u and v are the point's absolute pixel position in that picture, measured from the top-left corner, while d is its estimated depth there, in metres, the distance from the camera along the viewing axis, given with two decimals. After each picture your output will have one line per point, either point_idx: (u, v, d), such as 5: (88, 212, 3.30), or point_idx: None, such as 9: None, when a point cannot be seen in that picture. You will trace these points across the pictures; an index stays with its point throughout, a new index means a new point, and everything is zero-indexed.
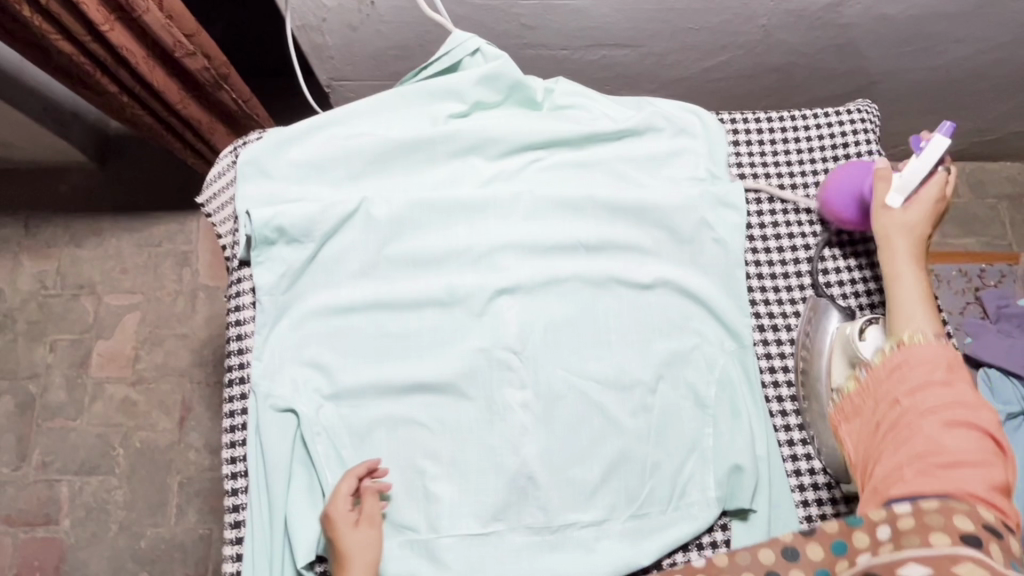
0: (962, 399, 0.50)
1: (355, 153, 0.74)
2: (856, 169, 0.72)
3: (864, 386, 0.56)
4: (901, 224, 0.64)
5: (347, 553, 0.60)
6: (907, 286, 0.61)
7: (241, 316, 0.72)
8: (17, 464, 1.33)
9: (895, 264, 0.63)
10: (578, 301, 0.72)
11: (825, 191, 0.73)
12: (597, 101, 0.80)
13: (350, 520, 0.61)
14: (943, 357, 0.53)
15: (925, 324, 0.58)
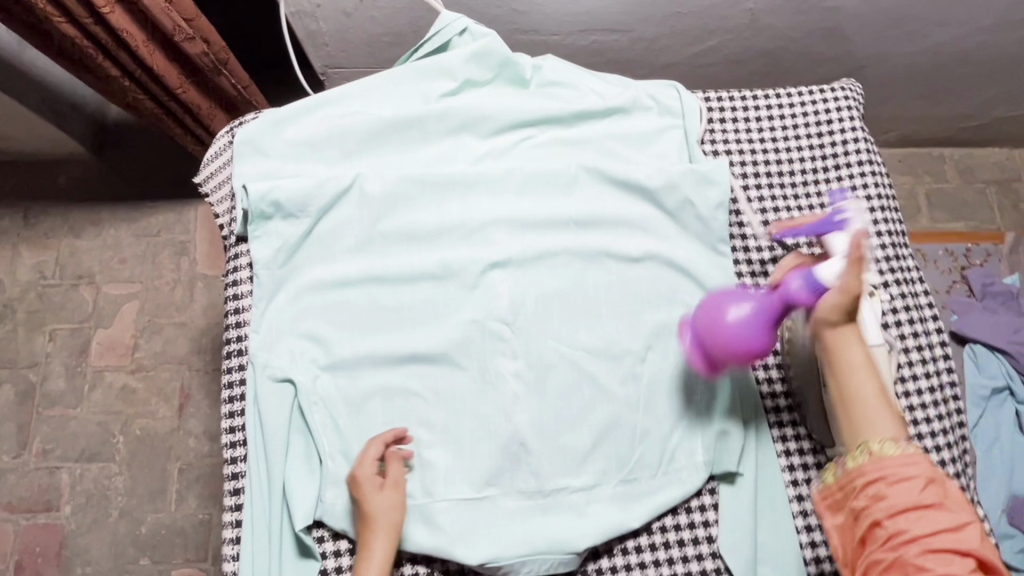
0: (945, 515, 0.49)
1: (349, 132, 0.76)
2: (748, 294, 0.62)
3: (841, 493, 0.54)
4: (857, 309, 0.59)
5: (370, 514, 0.63)
6: (865, 384, 0.58)
7: (239, 291, 0.74)
8: (18, 452, 1.34)
9: (850, 356, 0.59)
10: (569, 274, 0.74)
11: (732, 329, 0.61)
12: (586, 81, 0.81)
13: (375, 482, 0.64)
14: (921, 467, 0.51)
15: (890, 431, 0.56)
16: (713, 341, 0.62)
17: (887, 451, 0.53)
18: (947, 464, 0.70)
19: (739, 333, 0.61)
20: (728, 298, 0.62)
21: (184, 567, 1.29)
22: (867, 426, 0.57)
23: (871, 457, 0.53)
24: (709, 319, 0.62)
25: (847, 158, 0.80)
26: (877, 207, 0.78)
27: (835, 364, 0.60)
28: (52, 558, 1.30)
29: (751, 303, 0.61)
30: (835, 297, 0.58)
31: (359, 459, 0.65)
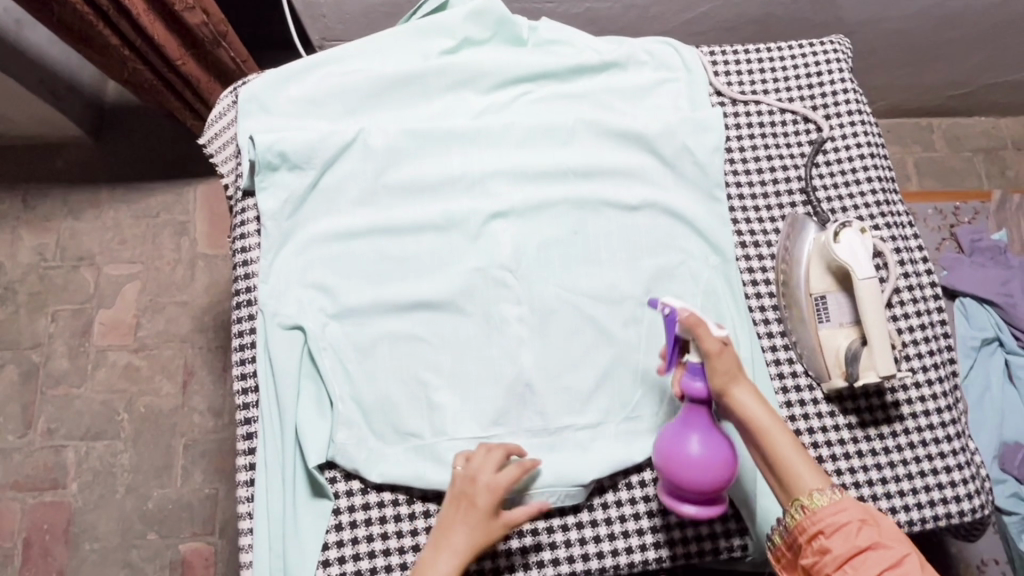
0: (887, 555, 0.51)
1: (351, 89, 0.78)
2: (685, 432, 0.61)
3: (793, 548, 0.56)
4: (735, 364, 0.59)
5: (468, 528, 0.58)
6: (781, 438, 0.57)
7: (246, 244, 0.75)
8: (23, 432, 1.30)
9: (754, 412, 0.58)
10: (571, 223, 0.76)
11: (702, 457, 0.59)
12: (583, 37, 0.83)
13: (494, 501, 0.59)
14: (853, 510, 0.53)
15: (814, 481, 0.55)
16: (701, 482, 0.60)
17: (819, 502, 0.54)
18: (938, 397, 0.73)
19: (710, 455, 0.60)
20: (676, 444, 0.61)
21: (193, 541, 1.26)
22: (795, 480, 0.56)
23: (806, 512, 0.54)
24: (674, 471, 0.60)
25: (837, 108, 0.82)
26: (867, 153, 0.80)
27: (747, 427, 0.58)
28: (60, 536, 1.26)
29: (692, 424, 0.61)
30: (714, 362, 0.58)
31: (489, 473, 0.60)
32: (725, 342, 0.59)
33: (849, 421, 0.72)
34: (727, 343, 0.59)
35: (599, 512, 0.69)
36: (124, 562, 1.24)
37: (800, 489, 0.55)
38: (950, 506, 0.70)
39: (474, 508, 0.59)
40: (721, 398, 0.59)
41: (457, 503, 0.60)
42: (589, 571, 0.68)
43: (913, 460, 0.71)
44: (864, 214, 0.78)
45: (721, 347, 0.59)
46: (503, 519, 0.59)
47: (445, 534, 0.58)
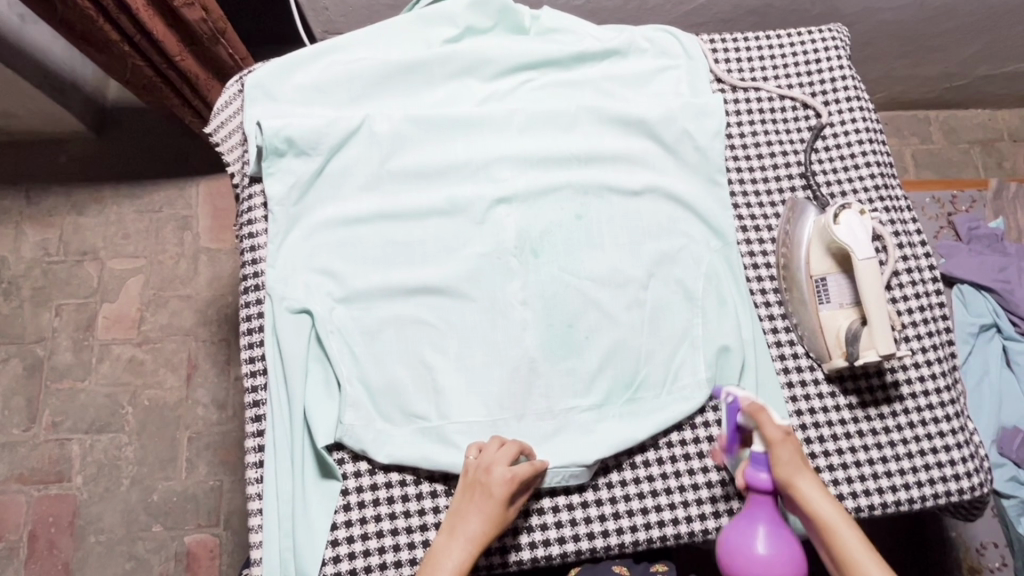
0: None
1: (355, 77, 0.78)
2: (752, 531, 0.60)
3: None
4: (798, 455, 0.59)
5: (489, 518, 0.60)
6: (848, 536, 0.55)
7: (253, 229, 0.76)
8: (28, 425, 1.31)
9: (819, 506, 0.57)
10: (573, 208, 0.77)
11: (772, 555, 0.58)
12: (584, 26, 0.84)
13: (509, 492, 0.61)
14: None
15: None
16: None
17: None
18: (937, 377, 0.74)
19: (778, 555, 0.58)
20: (743, 540, 0.60)
21: (198, 533, 1.26)
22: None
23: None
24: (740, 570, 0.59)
25: (835, 94, 0.83)
26: (865, 138, 0.81)
27: (812, 521, 0.57)
28: (65, 528, 1.26)
29: (757, 519, 0.61)
30: (774, 451, 0.59)
31: (501, 463, 0.62)
32: (789, 433, 0.60)
33: (850, 401, 0.73)
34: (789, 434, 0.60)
35: (604, 491, 0.70)
36: (130, 554, 1.25)
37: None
38: (950, 484, 0.71)
39: (488, 498, 0.60)
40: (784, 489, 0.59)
41: (474, 496, 0.61)
42: (595, 549, 0.69)
43: (914, 440, 0.72)
44: (862, 198, 0.79)
45: (781, 437, 0.59)
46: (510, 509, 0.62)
47: (459, 524, 0.60)
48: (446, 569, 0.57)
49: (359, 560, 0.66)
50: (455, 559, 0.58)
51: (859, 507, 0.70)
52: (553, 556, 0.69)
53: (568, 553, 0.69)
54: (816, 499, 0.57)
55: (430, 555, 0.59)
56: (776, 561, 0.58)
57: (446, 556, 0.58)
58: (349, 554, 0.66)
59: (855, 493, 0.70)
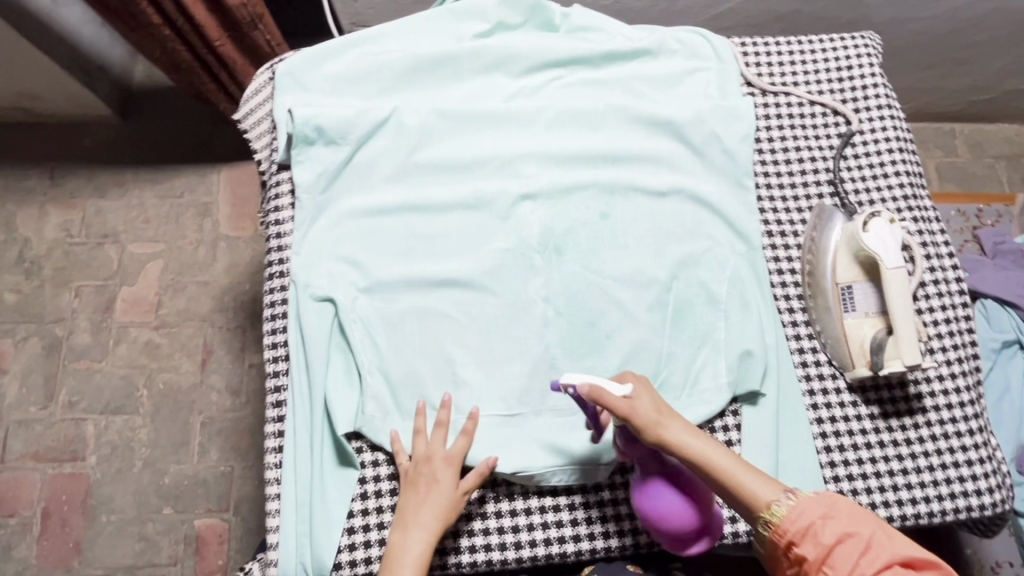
0: (856, 542, 0.52)
1: (385, 68, 0.79)
2: (655, 488, 0.62)
3: (777, 565, 0.57)
4: (652, 411, 0.60)
5: (444, 502, 0.63)
6: (723, 460, 0.59)
7: (279, 216, 0.77)
8: (44, 404, 1.32)
9: (693, 449, 0.59)
10: (597, 207, 0.77)
11: (681, 506, 0.61)
12: (614, 25, 0.84)
13: (455, 478, 0.64)
14: (812, 509, 0.55)
15: (768, 492, 0.57)
16: (681, 530, 0.61)
17: (780, 514, 0.56)
18: (961, 391, 0.73)
19: (682, 505, 0.61)
20: (650, 496, 0.62)
21: (207, 517, 1.27)
22: (752, 498, 0.57)
23: (775, 528, 0.56)
24: (652, 520, 0.62)
25: (866, 102, 0.82)
26: (895, 147, 0.80)
27: (690, 463, 0.59)
28: (77, 508, 1.27)
29: (656, 479, 0.62)
30: (633, 418, 0.59)
31: (440, 443, 0.65)
32: (634, 397, 0.60)
33: (872, 411, 0.72)
34: (634, 397, 0.60)
35: (621, 491, 0.70)
36: (140, 535, 1.26)
37: (760, 505, 0.57)
38: (971, 499, 0.70)
39: (435, 487, 0.63)
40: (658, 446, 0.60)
41: (419, 489, 0.63)
42: (609, 548, 0.68)
43: (935, 452, 0.71)
44: (891, 207, 0.78)
45: (630, 403, 0.60)
46: (462, 488, 0.64)
47: (410, 518, 0.62)
48: (409, 563, 0.60)
49: (374, 549, 0.66)
50: (414, 552, 0.61)
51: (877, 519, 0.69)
52: (568, 554, 0.68)
53: (582, 551, 0.68)
54: (689, 446, 0.59)
55: (389, 552, 0.61)
56: (678, 511, 0.61)
57: (404, 552, 0.61)
58: (364, 543, 0.66)
59: (873, 504, 0.69)
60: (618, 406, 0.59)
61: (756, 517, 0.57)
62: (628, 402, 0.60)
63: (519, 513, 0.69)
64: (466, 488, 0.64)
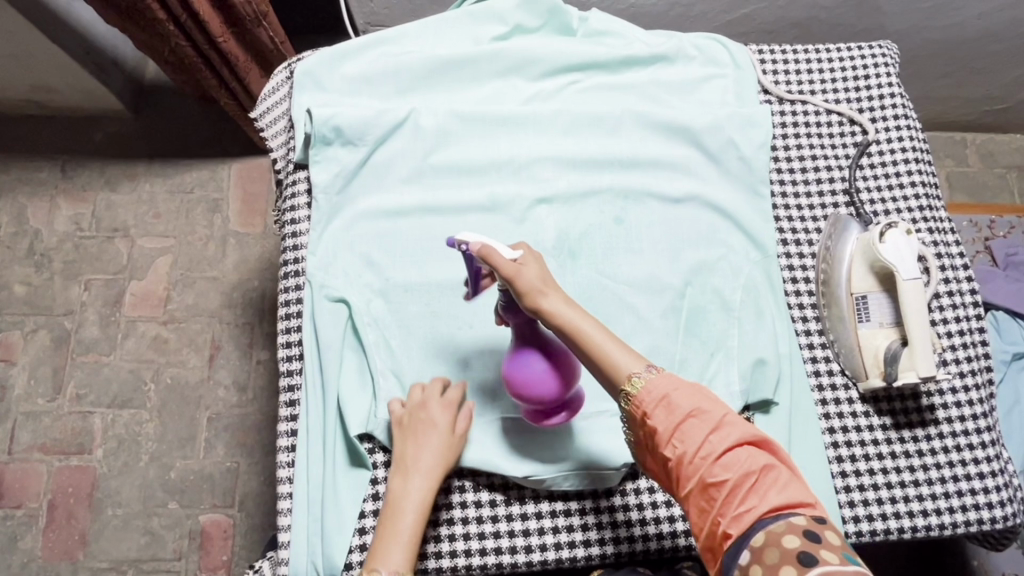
0: (707, 420, 0.52)
1: (403, 69, 0.79)
2: (524, 355, 0.62)
3: (636, 442, 0.56)
4: (534, 277, 0.58)
5: (438, 446, 0.62)
6: (593, 332, 0.56)
7: (295, 216, 0.76)
8: (52, 396, 1.32)
9: (565, 318, 0.56)
10: (613, 211, 0.77)
11: (546, 372, 0.62)
12: (632, 30, 0.84)
13: (451, 421, 0.64)
14: (667, 384, 0.53)
15: (629, 364, 0.54)
16: (541, 397, 0.62)
17: (638, 387, 0.54)
18: (974, 403, 0.73)
19: (546, 374, 0.62)
20: (519, 361, 0.62)
21: (213, 513, 1.27)
22: (614, 368, 0.55)
23: (633, 401, 0.54)
24: (515, 384, 0.63)
25: (883, 112, 0.82)
26: (911, 157, 0.80)
27: (562, 332, 0.57)
28: (84, 500, 1.28)
29: (527, 346, 0.62)
30: (514, 282, 0.57)
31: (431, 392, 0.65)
32: (521, 262, 0.58)
33: (884, 422, 0.72)
34: (521, 263, 0.58)
35: (632, 497, 0.70)
36: (146, 529, 1.26)
37: (620, 378, 0.54)
38: (982, 512, 0.70)
39: (435, 432, 0.63)
40: (533, 313, 0.58)
41: (416, 434, 0.62)
42: (619, 554, 0.68)
43: (946, 464, 0.71)
44: (907, 218, 0.78)
45: (516, 267, 0.58)
46: (459, 433, 0.64)
47: (410, 463, 0.61)
48: (412, 510, 0.58)
49: None
50: (416, 496, 0.59)
51: (888, 530, 0.69)
52: (576, 558, 0.68)
53: (591, 556, 0.68)
54: (563, 317, 0.56)
55: (387, 499, 0.59)
56: (538, 379, 0.62)
57: (405, 499, 0.58)
58: None
59: (884, 515, 0.69)
60: (499, 264, 0.58)
61: (618, 390, 0.55)
62: (512, 262, 0.58)
63: (529, 517, 0.69)
64: (460, 431, 0.65)
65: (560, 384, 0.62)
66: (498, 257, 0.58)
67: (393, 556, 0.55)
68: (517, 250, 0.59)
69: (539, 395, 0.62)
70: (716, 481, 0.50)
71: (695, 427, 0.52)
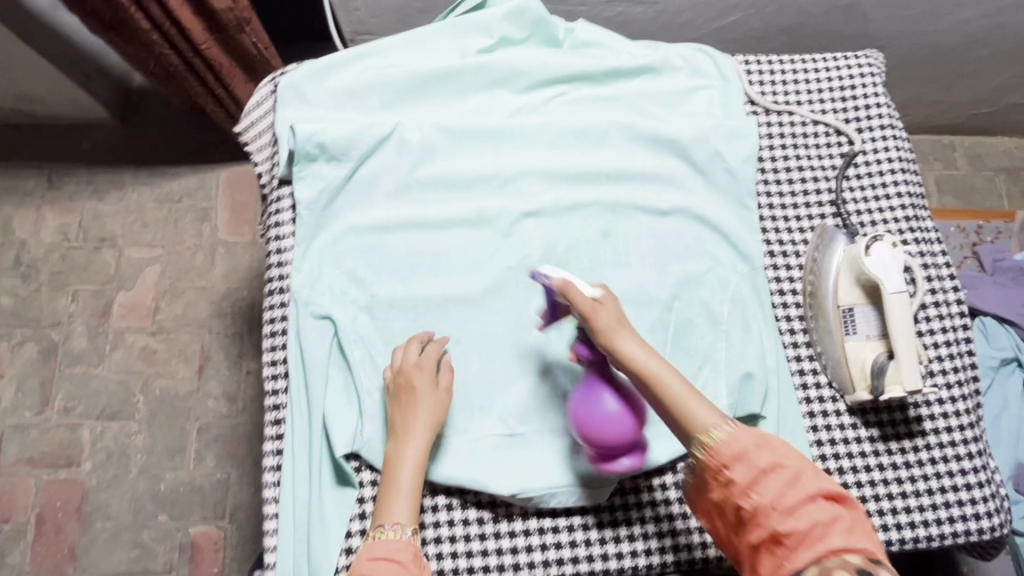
0: (784, 473, 0.54)
1: (388, 83, 0.78)
2: (597, 396, 0.62)
3: (705, 489, 0.59)
4: (612, 319, 0.61)
5: (428, 408, 0.64)
6: (670, 381, 0.59)
7: (280, 232, 0.76)
8: (40, 408, 1.31)
9: (641, 361, 0.59)
10: (599, 224, 0.76)
11: (619, 412, 0.61)
12: (618, 41, 0.84)
13: (433, 380, 0.66)
14: (747, 437, 0.56)
15: (707, 416, 0.57)
16: (614, 439, 0.61)
17: (716, 438, 0.57)
18: (960, 413, 0.73)
19: (620, 413, 0.61)
20: (593, 402, 0.62)
21: (203, 525, 1.27)
22: (691, 419, 0.58)
23: (709, 450, 0.57)
24: (588, 426, 0.62)
25: (870, 122, 0.82)
26: (898, 167, 0.80)
27: (637, 377, 0.60)
28: (73, 514, 1.27)
29: (599, 383, 0.63)
30: (592, 319, 0.61)
31: (412, 355, 0.66)
32: (599, 301, 0.62)
33: (872, 434, 0.72)
34: (601, 302, 0.62)
35: (620, 513, 0.69)
36: (135, 542, 1.25)
37: (698, 428, 0.57)
38: (969, 524, 0.70)
39: (418, 394, 0.64)
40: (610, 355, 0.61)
41: (403, 401, 0.64)
42: (608, 570, 0.68)
43: (934, 476, 0.71)
44: (893, 229, 0.78)
45: (595, 306, 0.62)
46: (445, 389, 0.66)
47: (402, 430, 0.63)
48: (407, 469, 0.62)
49: None
50: (412, 458, 0.62)
51: None
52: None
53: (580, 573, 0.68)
54: (643, 362, 0.59)
55: (386, 464, 0.63)
56: (610, 419, 0.61)
57: (401, 461, 0.62)
58: None
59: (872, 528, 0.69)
60: (580, 305, 0.62)
61: (693, 439, 0.58)
62: (591, 302, 0.62)
63: (517, 534, 0.68)
64: (445, 386, 0.66)
65: (633, 426, 0.61)
66: (579, 297, 0.62)
67: (395, 511, 0.60)
68: (596, 292, 0.63)
69: (613, 435, 0.61)
70: (785, 529, 0.52)
71: (771, 477, 0.54)
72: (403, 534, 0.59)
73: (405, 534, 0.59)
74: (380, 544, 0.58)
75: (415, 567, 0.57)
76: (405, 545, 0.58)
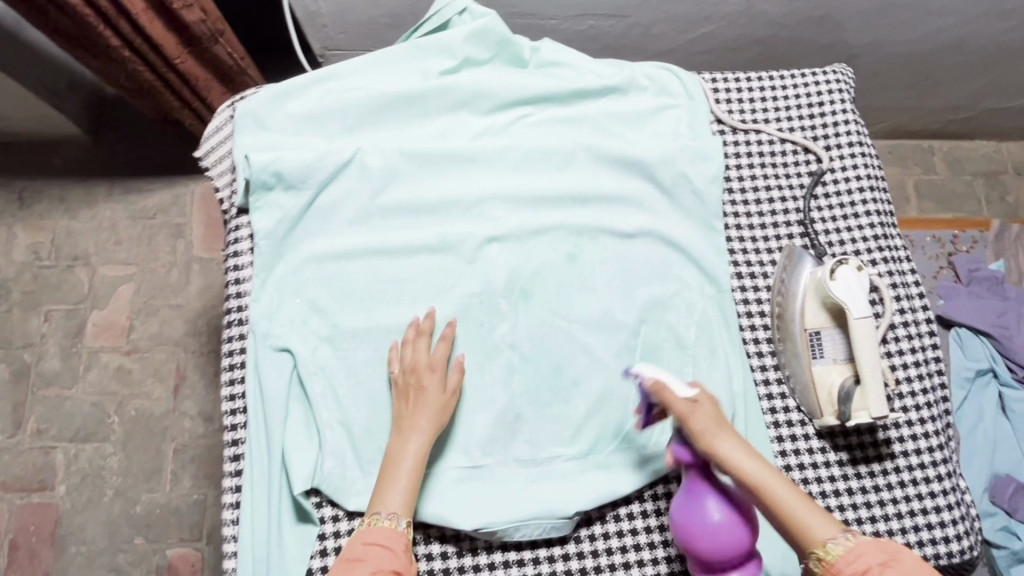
0: None
1: (350, 107, 0.77)
2: (702, 504, 0.59)
3: None
4: (710, 419, 0.59)
5: (434, 405, 0.65)
6: (778, 489, 0.56)
7: (239, 262, 0.75)
8: (12, 432, 1.29)
9: (747, 468, 0.56)
10: (565, 248, 0.75)
11: (725, 521, 0.58)
12: (585, 60, 0.83)
13: (442, 380, 0.66)
14: (870, 555, 0.52)
15: (824, 530, 0.54)
16: (719, 550, 0.58)
17: (834, 554, 0.52)
18: (929, 435, 0.73)
19: (726, 523, 0.58)
20: (695, 509, 0.59)
21: (179, 547, 1.25)
22: (805, 531, 0.54)
23: (827, 567, 0.53)
24: (690, 535, 0.59)
25: (838, 139, 0.81)
26: (866, 185, 0.79)
27: (744, 484, 0.57)
28: (47, 539, 1.25)
29: (702, 488, 0.60)
30: (690, 422, 0.58)
31: (422, 354, 0.67)
32: (695, 402, 0.59)
33: (841, 458, 0.71)
34: (698, 402, 0.59)
35: (586, 543, 0.69)
36: (111, 566, 1.24)
37: (812, 542, 0.54)
38: (938, 547, 0.70)
39: (427, 392, 0.65)
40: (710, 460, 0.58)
41: (411, 397, 0.65)
42: None
43: (903, 499, 0.71)
44: (861, 249, 0.78)
45: (692, 406, 0.59)
46: (451, 390, 0.66)
47: (407, 424, 0.64)
48: (409, 461, 0.62)
49: None
50: (413, 452, 0.62)
51: None
52: None
53: None
54: (749, 470, 0.56)
55: (386, 456, 0.63)
56: (713, 531, 0.58)
57: (403, 451, 0.62)
58: None
59: None
60: (677, 408, 0.59)
61: (807, 552, 0.54)
62: (688, 405, 0.59)
63: (482, 567, 0.67)
64: (452, 387, 0.67)
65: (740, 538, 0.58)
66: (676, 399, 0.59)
67: (391, 500, 0.60)
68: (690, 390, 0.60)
69: (717, 546, 0.58)
70: None
71: None
72: (398, 524, 0.59)
73: (400, 524, 0.59)
74: (375, 531, 0.58)
75: (403, 559, 0.57)
76: (398, 534, 0.58)
